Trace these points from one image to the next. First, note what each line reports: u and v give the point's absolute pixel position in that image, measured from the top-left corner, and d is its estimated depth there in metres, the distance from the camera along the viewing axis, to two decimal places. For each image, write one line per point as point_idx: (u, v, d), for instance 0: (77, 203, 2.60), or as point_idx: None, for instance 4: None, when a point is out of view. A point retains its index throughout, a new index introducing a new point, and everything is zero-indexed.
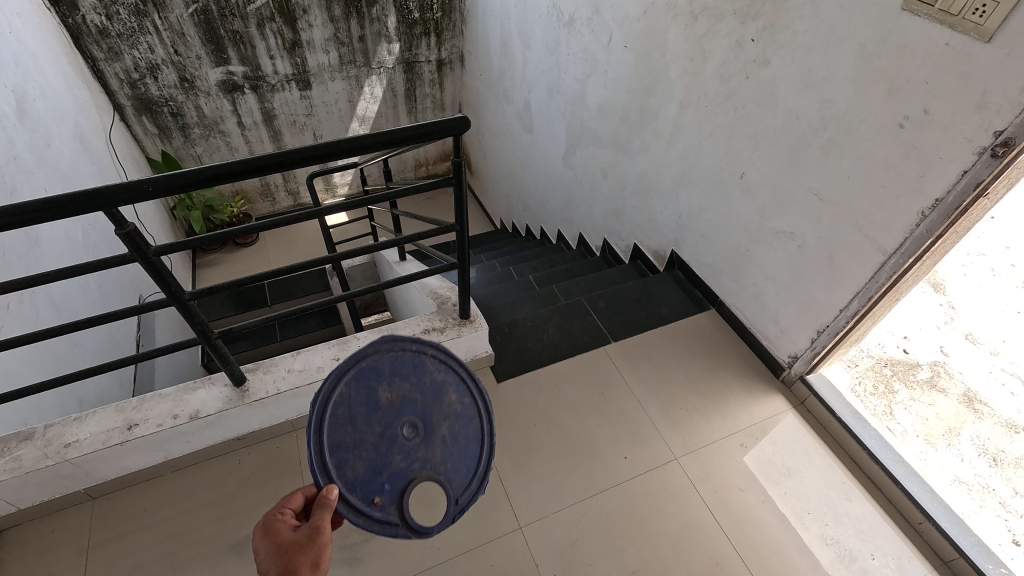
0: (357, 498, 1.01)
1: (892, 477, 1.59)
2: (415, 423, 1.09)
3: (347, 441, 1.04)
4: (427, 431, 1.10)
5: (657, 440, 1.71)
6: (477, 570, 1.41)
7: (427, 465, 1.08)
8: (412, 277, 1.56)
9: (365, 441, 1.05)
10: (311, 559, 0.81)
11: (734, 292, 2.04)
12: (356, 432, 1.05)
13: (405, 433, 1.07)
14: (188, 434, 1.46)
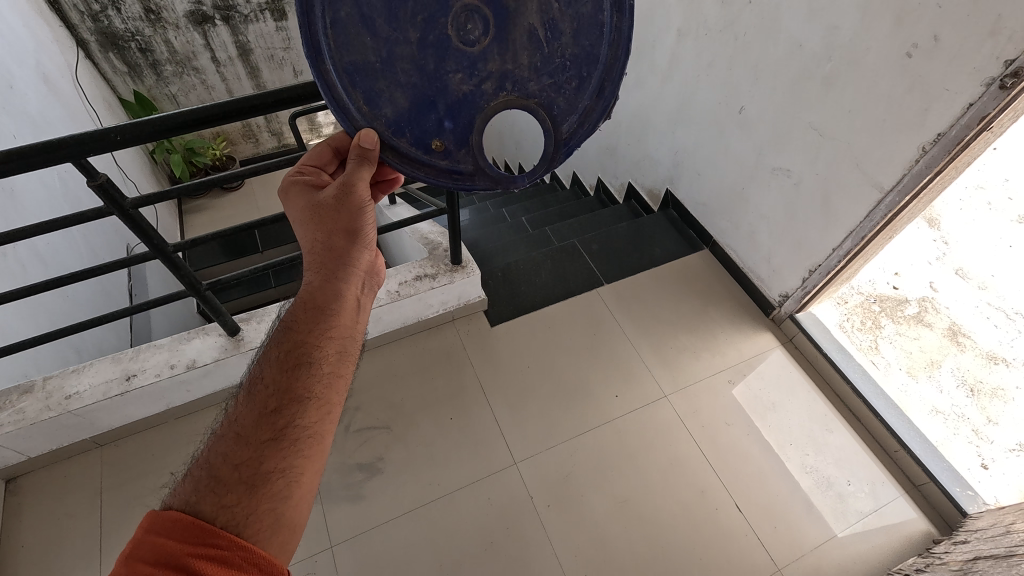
0: (409, 143, 0.83)
1: (872, 409, 1.66)
2: (477, 18, 0.77)
3: (365, 56, 0.77)
4: (500, 25, 0.78)
5: (648, 379, 1.76)
6: (475, 503, 1.49)
7: (510, 83, 0.82)
8: (401, 222, 1.53)
9: (403, 37, 0.77)
10: (346, 225, 0.81)
11: (728, 231, 2.02)
12: (379, 34, 0.76)
13: (464, 36, 0.78)
14: (188, 382, 1.49)
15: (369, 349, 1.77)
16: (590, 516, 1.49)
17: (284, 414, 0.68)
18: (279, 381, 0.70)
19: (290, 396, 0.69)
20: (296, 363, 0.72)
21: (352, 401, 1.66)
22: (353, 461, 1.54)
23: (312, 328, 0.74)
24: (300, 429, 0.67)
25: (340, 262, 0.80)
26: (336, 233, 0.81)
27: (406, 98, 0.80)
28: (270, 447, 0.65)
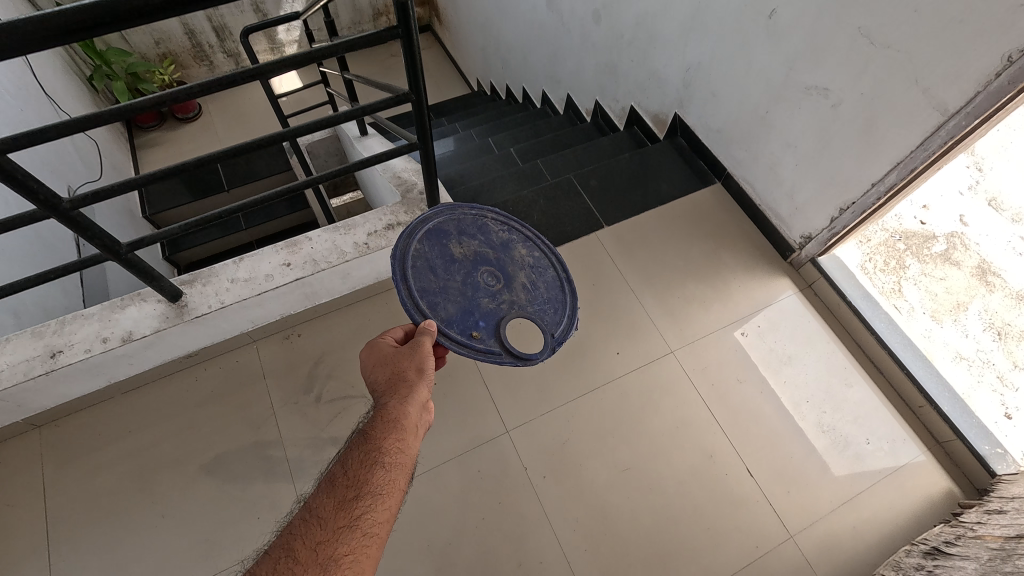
0: (455, 334, 0.91)
1: (898, 362, 1.51)
2: (494, 272, 1.01)
3: (433, 283, 0.96)
4: (507, 277, 1.01)
5: (652, 334, 1.59)
6: (464, 477, 1.36)
7: (515, 303, 0.99)
8: (369, 161, 1.25)
9: (451, 279, 0.98)
10: (418, 363, 0.82)
11: (745, 162, 1.76)
12: (439, 274, 0.98)
13: (484, 279, 0.99)
14: (128, 357, 1.29)
15: (340, 307, 1.56)
16: (589, 486, 1.37)
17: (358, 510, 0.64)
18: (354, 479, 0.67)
19: (365, 493, 0.65)
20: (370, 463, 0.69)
21: (323, 368, 1.48)
22: (327, 435, 1.39)
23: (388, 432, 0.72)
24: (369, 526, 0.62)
25: (409, 377, 0.80)
26: (405, 362, 0.82)
27: (454, 310, 0.94)
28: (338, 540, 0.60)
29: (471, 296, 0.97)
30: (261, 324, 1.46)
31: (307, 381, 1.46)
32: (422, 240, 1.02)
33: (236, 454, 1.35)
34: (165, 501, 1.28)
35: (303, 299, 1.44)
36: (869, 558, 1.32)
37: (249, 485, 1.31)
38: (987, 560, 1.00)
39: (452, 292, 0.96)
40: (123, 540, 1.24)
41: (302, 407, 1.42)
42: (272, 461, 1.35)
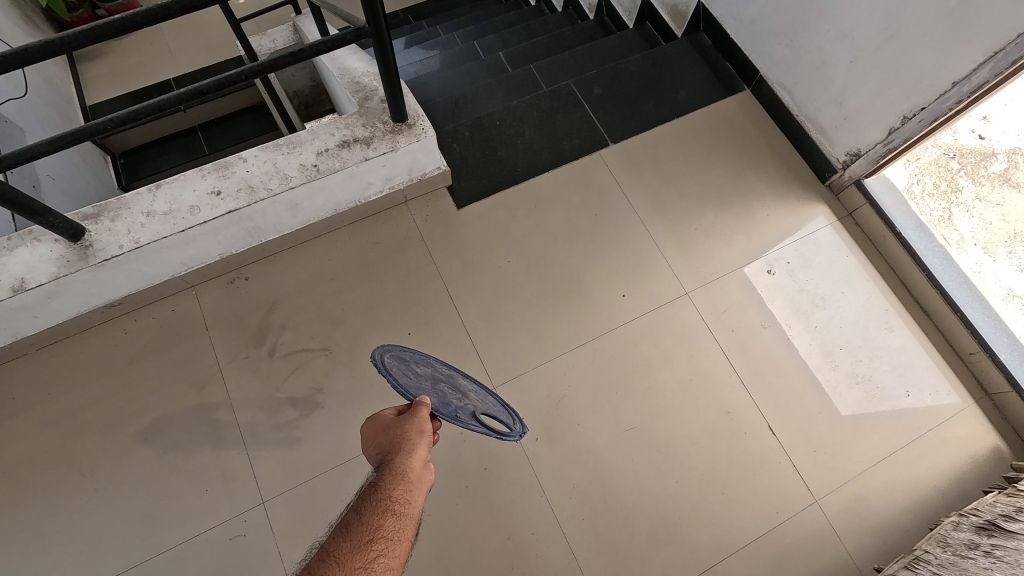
0: (459, 424, 0.72)
1: (950, 303, 1.29)
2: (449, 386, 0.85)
3: (421, 387, 0.75)
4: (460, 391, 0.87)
5: (663, 273, 1.35)
6: (443, 440, 1.18)
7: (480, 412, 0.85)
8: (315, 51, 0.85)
9: (426, 381, 0.78)
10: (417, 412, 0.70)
11: (783, 61, 1.43)
12: (420, 379, 0.77)
13: (450, 390, 0.82)
14: (28, 309, 1.06)
15: (293, 246, 1.31)
16: (587, 449, 1.19)
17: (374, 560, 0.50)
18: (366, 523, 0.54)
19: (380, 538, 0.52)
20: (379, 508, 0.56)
21: (277, 316, 1.26)
22: (284, 395, 1.19)
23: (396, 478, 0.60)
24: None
25: (410, 430, 0.67)
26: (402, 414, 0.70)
27: (432, 397, 0.75)
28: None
29: (445, 391, 0.80)
30: (197, 267, 1.22)
31: (258, 333, 1.24)
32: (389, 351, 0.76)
33: (177, 418, 1.16)
34: (97, 474, 1.12)
35: (245, 235, 1.19)
36: (899, 522, 1.18)
37: (193, 454, 1.14)
38: None
39: (426, 381, 0.79)
40: (53, 517, 1.09)
41: (253, 363, 1.21)
42: (220, 426, 1.16)
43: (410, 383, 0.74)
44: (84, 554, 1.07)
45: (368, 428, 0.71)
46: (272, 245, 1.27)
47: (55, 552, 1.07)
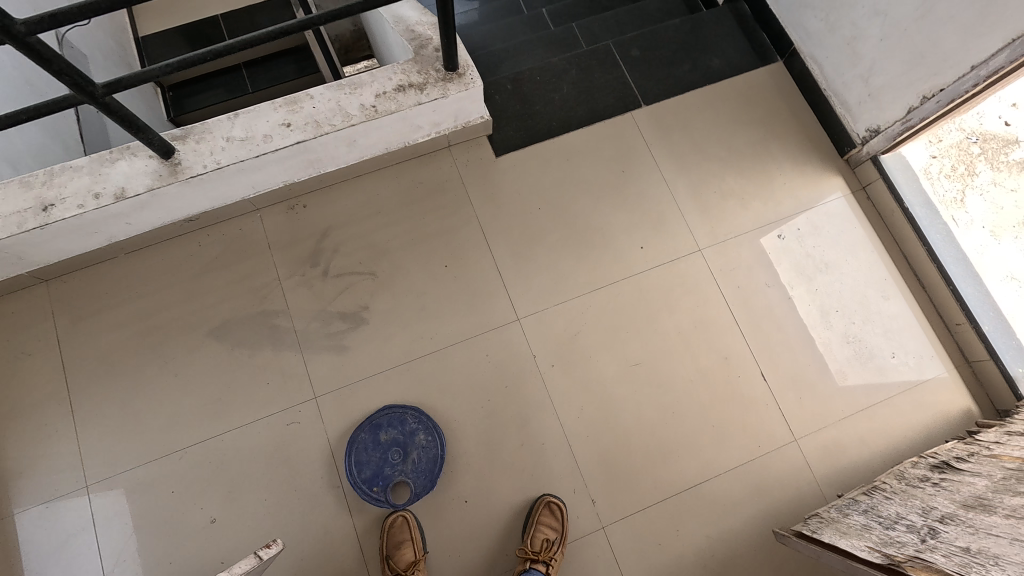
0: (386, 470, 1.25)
1: (945, 276, 1.38)
2: (400, 451, 1.26)
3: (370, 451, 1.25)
4: (407, 448, 1.26)
5: (680, 230, 1.47)
6: (470, 359, 1.35)
7: (414, 454, 1.26)
8: None
9: (383, 440, 1.26)
10: None
11: (818, 34, 1.50)
12: (375, 441, 1.26)
13: (394, 462, 1.26)
14: (123, 215, 1.22)
15: (345, 179, 1.45)
16: (596, 378, 1.35)
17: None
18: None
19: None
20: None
21: (330, 241, 1.41)
22: (334, 310, 1.36)
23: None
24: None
25: None
26: None
27: (377, 459, 1.25)
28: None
29: (391, 455, 1.25)
30: (263, 191, 1.36)
31: (312, 254, 1.40)
32: (368, 430, 1.26)
33: (243, 320, 1.34)
34: (176, 361, 1.31)
35: (306, 165, 1.32)
36: (868, 464, 1.33)
37: (256, 352, 1.32)
38: (1001, 478, 0.98)
39: (382, 448, 1.26)
40: (140, 393, 1.29)
41: (308, 280, 1.38)
42: (279, 331, 1.34)
43: (365, 457, 1.25)
44: (167, 424, 1.28)
45: None
46: (328, 177, 1.41)
47: (143, 421, 1.27)
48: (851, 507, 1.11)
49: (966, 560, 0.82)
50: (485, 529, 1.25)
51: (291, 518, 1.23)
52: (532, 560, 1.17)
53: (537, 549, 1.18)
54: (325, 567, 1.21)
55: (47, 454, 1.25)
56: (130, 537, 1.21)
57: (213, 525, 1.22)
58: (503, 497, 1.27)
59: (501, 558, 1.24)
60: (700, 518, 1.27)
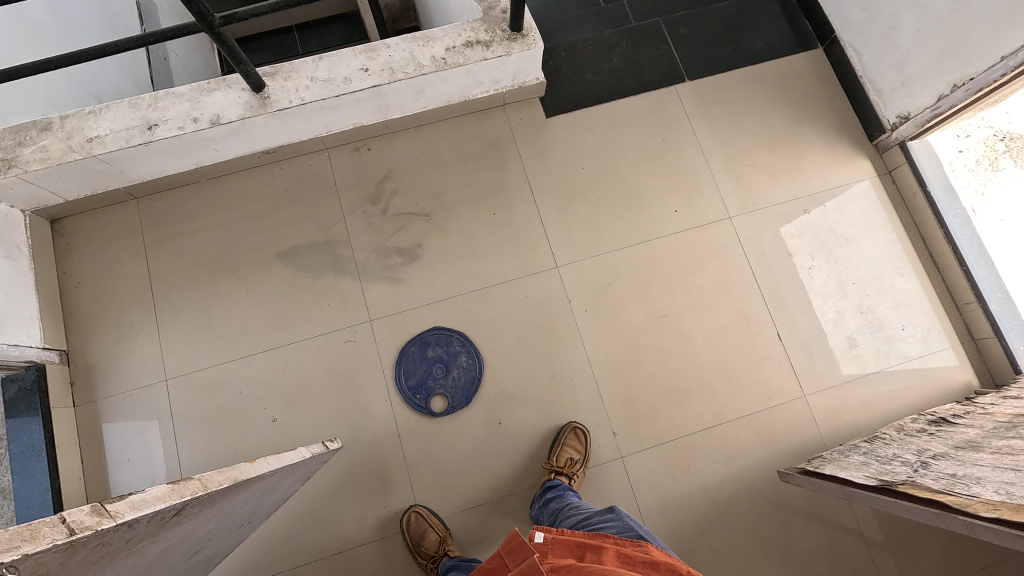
0: (431, 382, 1.41)
1: (958, 258, 1.49)
2: (443, 366, 1.42)
3: (417, 364, 1.42)
4: (450, 363, 1.42)
5: (712, 198, 1.58)
6: (511, 299, 1.47)
7: (456, 369, 1.42)
8: None
9: (428, 356, 1.43)
10: None
11: (858, 23, 1.57)
12: (421, 356, 1.42)
13: (438, 375, 1.42)
14: (214, 141, 1.35)
15: (407, 128, 1.58)
16: (625, 325, 1.47)
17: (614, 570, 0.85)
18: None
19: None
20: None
21: (390, 183, 1.54)
22: (391, 245, 1.50)
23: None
24: (598, 541, 0.94)
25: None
26: None
27: (423, 372, 1.41)
28: (626, 552, 0.90)
29: (436, 369, 1.41)
30: (335, 132, 1.50)
31: (374, 193, 1.53)
32: (416, 347, 1.43)
33: (309, 248, 1.49)
34: (248, 279, 1.46)
35: (376, 110, 1.44)
36: (870, 423, 1.44)
37: (319, 276, 1.47)
38: (991, 427, 1.09)
39: (427, 363, 1.42)
40: (215, 304, 1.45)
41: (369, 217, 1.51)
42: (341, 260, 1.48)
43: (413, 368, 1.42)
44: (238, 333, 1.43)
45: None
46: (393, 124, 1.54)
47: (216, 329, 1.43)
48: (852, 450, 1.23)
49: (951, 480, 0.95)
50: (515, 449, 1.39)
51: (344, 423, 1.38)
52: (557, 472, 1.31)
53: (562, 465, 1.31)
54: (371, 467, 1.36)
55: (133, 351, 1.41)
56: (202, 428, 1.37)
57: (274, 424, 1.38)
58: (533, 422, 1.40)
59: (528, 476, 1.38)
60: (710, 456, 1.40)
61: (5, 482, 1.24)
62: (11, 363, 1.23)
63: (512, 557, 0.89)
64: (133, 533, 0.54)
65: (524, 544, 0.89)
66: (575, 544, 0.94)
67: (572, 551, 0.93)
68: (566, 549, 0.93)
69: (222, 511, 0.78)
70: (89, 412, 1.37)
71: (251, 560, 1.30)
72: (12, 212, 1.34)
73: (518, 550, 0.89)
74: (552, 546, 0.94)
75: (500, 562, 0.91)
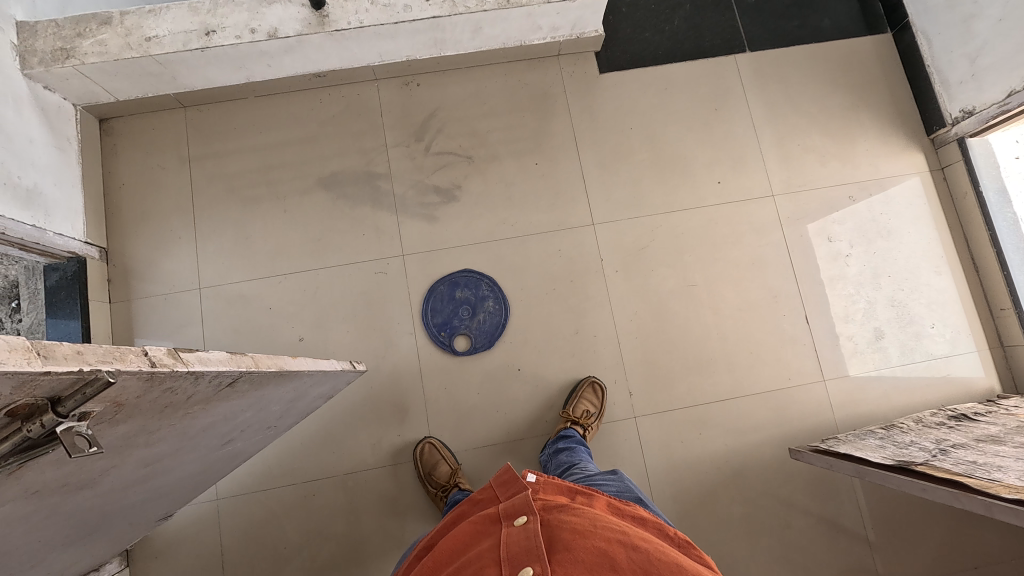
0: (457, 321, 1.43)
1: (1000, 261, 1.46)
2: (469, 307, 1.44)
3: (445, 303, 1.43)
4: (477, 305, 1.44)
5: (758, 174, 1.55)
6: (544, 250, 1.48)
7: (483, 312, 1.43)
8: None
9: (457, 296, 1.44)
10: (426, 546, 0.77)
11: (935, 9, 1.50)
12: (450, 296, 1.44)
13: (464, 315, 1.43)
14: (268, 55, 1.34)
15: (458, 67, 1.55)
16: (654, 290, 1.47)
17: (613, 520, 0.67)
18: (594, 548, 0.60)
19: (607, 525, 0.64)
20: (569, 535, 0.62)
21: (436, 121, 1.53)
22: (431, 183, 1.50)
23: (531, 552, 0.59)
24: (592, 489, 0.80)
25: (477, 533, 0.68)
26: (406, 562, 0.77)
27: (450, 311, 1.43)
28: (618, 504, 0.77)
29: (463, 310, 1.43)
30: (386, 62, 1.48)
31: (418, 130, 1.52)
32: (445, 285, 1.44)
33: (349, 176, 1.49)
34: (286, 200, 1.47)
35: (431, 44, 1.42)
36: (886, 415, 1.45)
37: (357, 206, 1.48)
38: (1014, 427, 1.14)
39: (455, 302, 1.44)
40: (252, 221, 1.46)
41: (411, 153, 1.51)
42: (379, 193, 1.49)
43: (440, 307, 1.43)
44: (273, 252, 1.45)
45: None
46: (445, 61, 1.52)
47: (252, 246, 1.45)
48: (868, 433, 1.25)
49: (971, 465, 1.02)
50: (532, 396, 1.41)
51: (367, 352, 1.41)
52: (572, 423, 1.33)
53: (578, 416, 1.33)
54: (390, 396, 1.39)
55: (169, 256, 1.44)
56: (230, 338, 1.41)
57: (300, 342, 1.41)
58: (552, 373, 1.42)
59: (542, 424, 1.40)
60: (722, 426, 1.42)
61: (39, 334, 1.29)
62: (54, 251, 1.27)
63: (502, 490, 0.77)
64: (195, 390, 0.57)
65: (515, 478, 0.78)
66: (568, 487, 0.79)
67: (563, 494, 0.78)
68: (558, 491, 0.78)
69: (261, 400, 0.79)
70: (124, 310, 1.41)
71: (267, 468, 1.35)
72: (64, 104, 1.35)
73: (511, 483, 0.77)
74: (543, 485, 0.79)
75: (489, 494, 0.79)
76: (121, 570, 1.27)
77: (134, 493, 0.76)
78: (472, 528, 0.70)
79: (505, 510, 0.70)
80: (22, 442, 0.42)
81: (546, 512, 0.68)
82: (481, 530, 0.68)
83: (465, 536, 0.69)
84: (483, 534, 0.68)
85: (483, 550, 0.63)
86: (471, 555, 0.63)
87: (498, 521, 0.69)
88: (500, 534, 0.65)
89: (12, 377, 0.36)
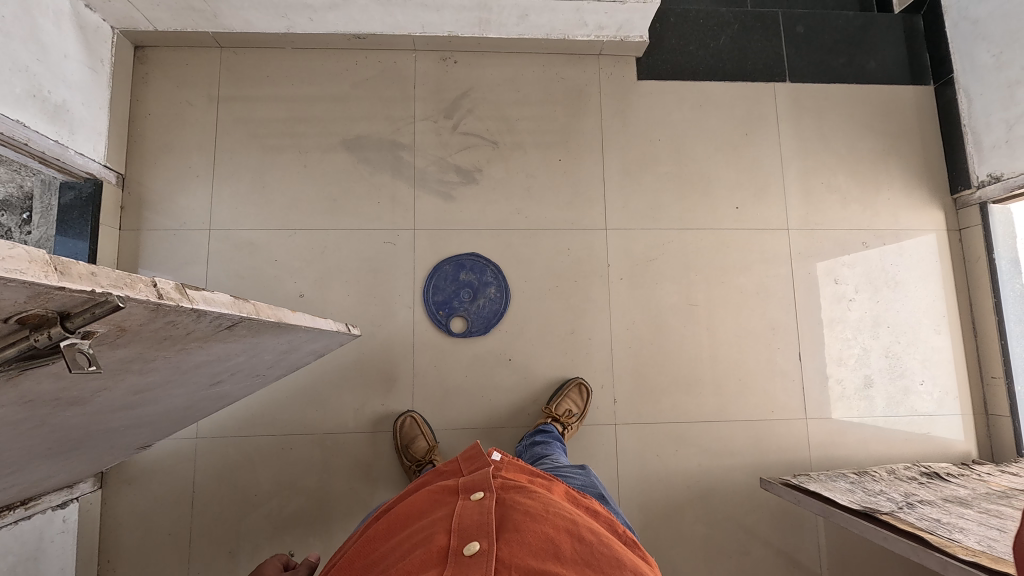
0: (458, 302, 1.44)
1: (1000, 330, 1.46)
2: (472, 291, 1.45)
3: (449, 282, 1.44)
4: (480, 291, 1.45)
5: (777, 206, 1.55)
6: (554, 246, 1.48)
7: (485, 298, 1.44)
8: None
9: (462, 277, 1.45)
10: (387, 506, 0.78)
11: (982, 68, 1.48)
12: (456, 275, 1.45)
13: (465, 299, 1.44)
14: (312, 9, 1.34)
15: (498, 51, 1.55)
16: (655, 302, 1.48)
17: (567, 509, 0.68)
18: (541, 532, 0.60)
19: (559, 512, 0.65)
20: (520, 516, 0.62)
21: (467, 101, 1.53)
22: (452, 162, 1.50)
23: (481, 526, 0.60)
24: (552, 476, 0.81)
25: (439, 498, 0.70)
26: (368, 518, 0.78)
27: (452, 292, 1.44)
28: (576, 494, 0.78)
29: (465, 293, 1.44)
30: (427, 34, 1.47)
31: (449, 107, 1.52)
32: (454, 264, 1.45)
33: (374, 143, 1.49)
34: (308, 156, 1.48)
35: (474, 22, 1.42)
36: (861, 462, 1.46)
37: (377, 172, 1.48)
38: (984, 492, 1.17)
39: (459, 284, 1.45)
40: (271, 171, 1.47)
41: (438, 129, 1.51)
42: (400, 163, 1.49)
43: (442, 286, 1.44)
44: (287, 205, 1.46)
45: (382, 523, 0.69)
46: (486, 43, 1.51)
47: (267, 195, 1.46)
48: (840, 476, 1.26)
49: (934, 522, 1.04)
50: (517, 387, 1.43)
51: (364, 317, 1.42)
52: (553, 419, 1.35)
53: (559, 414, 1.35)
54: (380, 365, 1.41)
55: (184, 193, 1.44)
56: (232, 283, 1.42)
57: (301, 298, 1.42)
58: (542, 368, 1.43)
59: (523, 416, 1.41)
60: (698, 447, 1.44)
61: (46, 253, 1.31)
62: (72, 169, 1.28)
63: (467, 464, 0.79)
64: (194, 327, 0.57)
65: (481, 455, 0.80)
66: (530, 470, 0.80)
67: (525, 475, 0.79)
68: (519, 471, 0.79)
69: (254, 347, 0.80)
70: (132, 240, 1.42)
71: (249, 416, 1.37)
72: (102, 25, 1.36)
73: (476, 458, 0.79)
74: (506, 464, 0.80)
75: (453, 468, 0.81)
76: (93, 492, 1.30)
77: (119, 418, 0.77)
78: (429, 496, 0.71)
79: (464, 485, 0.71)
80: (26, 350, 0.43)
81: (503, 491, 0.68)
82: (438, 499, 0.69)
83: (422, 502, 0.69)
84: (438, 503, 0.68)
85: (436, 518, 0.63)
86: (423, 522, 0.64)
87: (456, 493, 0.70)
88: (455, 505, 0.67)
89: (28, 287, 0.37)
